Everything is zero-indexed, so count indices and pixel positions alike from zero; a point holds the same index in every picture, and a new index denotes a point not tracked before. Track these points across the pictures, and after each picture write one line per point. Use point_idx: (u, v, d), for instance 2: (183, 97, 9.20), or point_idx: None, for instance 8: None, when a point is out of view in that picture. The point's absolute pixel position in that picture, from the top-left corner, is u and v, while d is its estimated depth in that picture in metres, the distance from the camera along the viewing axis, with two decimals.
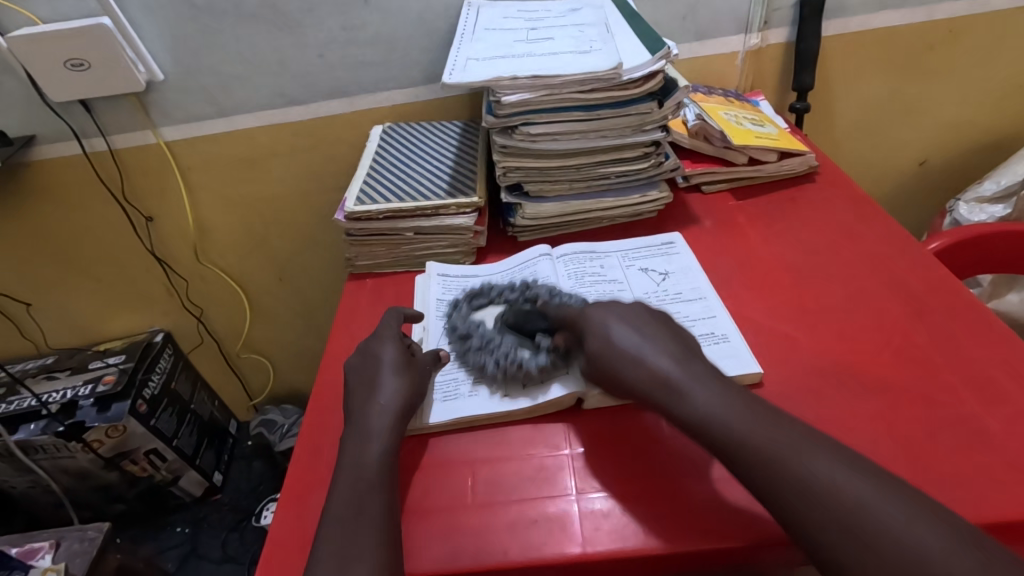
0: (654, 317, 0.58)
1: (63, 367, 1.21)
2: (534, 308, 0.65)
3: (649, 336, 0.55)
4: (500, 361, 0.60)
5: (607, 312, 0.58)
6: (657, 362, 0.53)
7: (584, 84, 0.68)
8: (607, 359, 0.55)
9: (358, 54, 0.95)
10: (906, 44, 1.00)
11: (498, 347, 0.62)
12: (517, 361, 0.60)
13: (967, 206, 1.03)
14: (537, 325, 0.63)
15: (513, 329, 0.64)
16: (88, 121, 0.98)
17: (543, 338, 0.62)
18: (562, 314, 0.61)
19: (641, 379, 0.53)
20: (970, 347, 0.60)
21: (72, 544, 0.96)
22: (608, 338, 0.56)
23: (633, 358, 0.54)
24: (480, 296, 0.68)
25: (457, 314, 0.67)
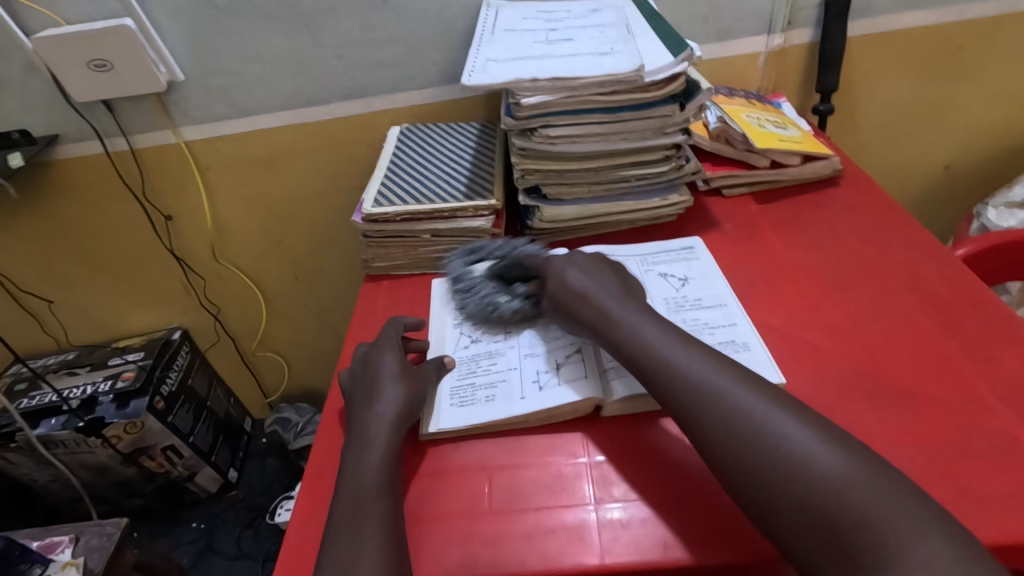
0: (598, 262, 0.64)
1: (84, 363, 1.22)
2: (515, 259, 0.70)
3: (601, 280, 0.61)
4: (480, 303, 0.68)
5: (567, 261, 0.64)
6: (603, 300, 0.59)
7: (605, 86, 0.67)
8: (562, 294, 0.61)
9: (376, 55, 0.95)
10: (934, 45, 0.98)
11: (481, 290, 0.69)
12: (494, 302, 0.67)
13: (995, 210, 1.01)
14: (517, 273, 0.69)
15: (497, 277, 0.70)
16: (110, 121, 0.99)
17: (519, 286, 0.68)
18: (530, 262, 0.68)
19: (585, 315, 0.59)
20: (1003, 358, 0.58)
21: (91, 539, 0.97)
22: (567, 282, 0.62)
23: (578, 295, 0.60)
24: (476, 252, 0.73)
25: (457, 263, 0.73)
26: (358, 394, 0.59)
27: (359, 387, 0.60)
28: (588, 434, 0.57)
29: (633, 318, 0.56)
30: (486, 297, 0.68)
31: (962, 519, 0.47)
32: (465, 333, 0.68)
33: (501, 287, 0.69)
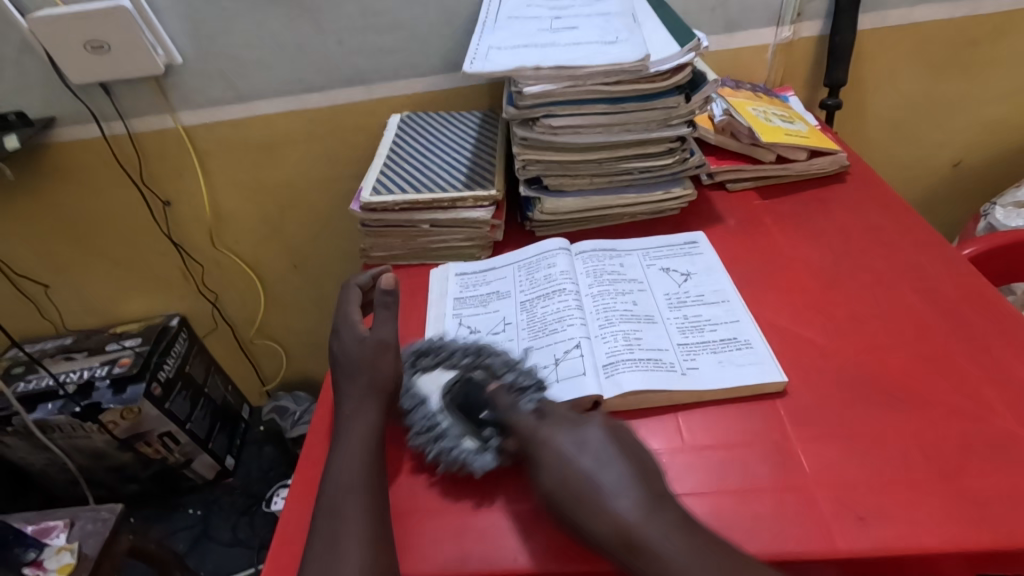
0: (608, 432, 0.49)
1: (81, 347, 1.22)
2: (479, 389, 0.56)
3: (614, 470, 0.46)
4: (445, 454, 0.53)
5: (567, 438, 0.49)
6: (615, 504, 0.45)
7: (609, 76, 0.66)
8: (568, 495, 0.46)
9: (377, 41, 0.93)
10: (945, 40, 0.96)
11: (438, 423, 0.55)
12: (461, 456, 0.52)
13: (1003, 210, 0.99)
14: (485, 414, 0.54)
15: (457, 412, 0.55)
16: (108, 104, 0.98)
17: (493, 435, 0.53)
18: (503, 407, 0.53)
19: (596, 531, 0.44)
20: (1007, 360, 0.57)
21: (85, 524, 0.97)
22: (573, 465, 0.47)
23: (596, 492, 0.45)
24: (428, 355, 0.61)
25: (405, 384, 0.59)
26: (348, 381, 0.58)
27: (350, 368, 0.58)
28: None
29: (646, 528, 0.43)
30: (449, 448, 0.53)
31: (961, 522, 0.46)
32: (465, 325, 0.67)
33: (469, 423, 0.55)
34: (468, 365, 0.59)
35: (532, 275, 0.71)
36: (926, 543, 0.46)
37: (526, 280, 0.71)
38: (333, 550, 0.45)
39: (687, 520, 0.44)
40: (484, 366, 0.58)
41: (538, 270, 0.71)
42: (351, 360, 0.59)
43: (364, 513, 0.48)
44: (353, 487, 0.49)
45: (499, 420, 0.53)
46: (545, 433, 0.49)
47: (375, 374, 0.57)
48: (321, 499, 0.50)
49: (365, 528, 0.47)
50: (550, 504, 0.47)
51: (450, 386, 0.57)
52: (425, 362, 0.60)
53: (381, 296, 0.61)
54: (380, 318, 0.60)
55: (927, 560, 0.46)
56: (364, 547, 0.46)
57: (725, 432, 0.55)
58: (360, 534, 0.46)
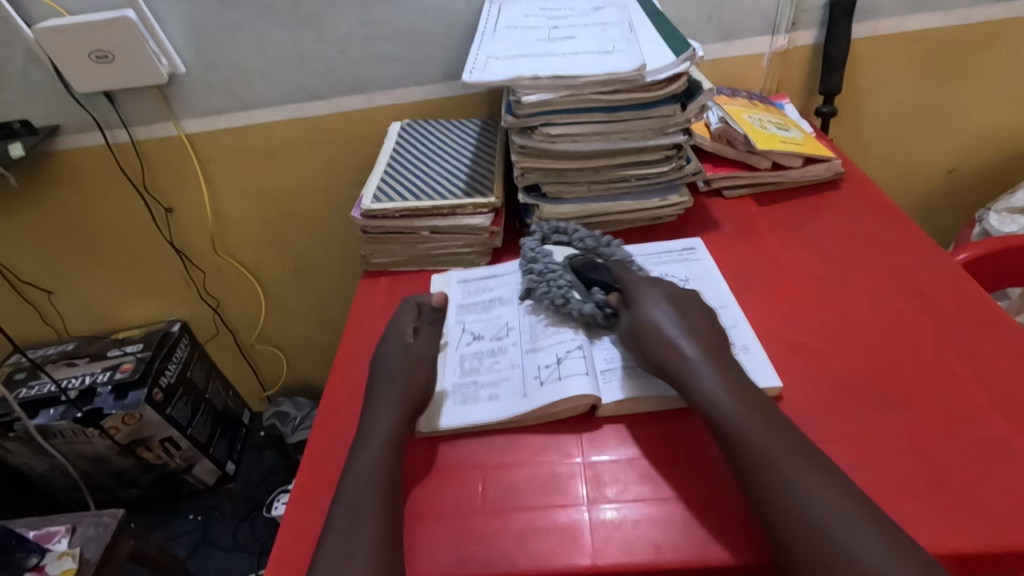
0: (700, 306, 0.60)
1: (83, 353, 1.22)
2: (600, 264, 0.67)
3: (693, 321, 0.58)
4: (551, 295, 0.65)
5: (656, 290, 0.60)
6: (802, 477, 0.45)
7: (606, 85, 0.67)
8: (674, 366, 0.54)
9: (378, 50, 0.95)
10: (937, 49, 0.97)
11: (556, 280, 0.66)
12: (566, 299, 0.64)
13: (997, 215, 1.00)
14: (597, 279, 0.65)
15: (576, 271, 0.67)
16: (112, 112, 0.99)
17: (599, 292, 0.64)
18: (618, 276, 0.64)
19: (665, 358, 0.55)
20: (999, 364, 0.58)
21: (87, 529, 0.97)
22: (652, 319, 0.57)
23: (666, 336, 0.56)
24: (560, 233, 0.72)
25: (532, 243, 0.72)
26: (385, 384, 0.59)
27: (388, 368, 0.60)
28: (585, 435, 0.57)
29: (798, 492, 0.45)
30: (559, 293, 0.65)
31: (953, 525, 0.47)
32: (466, 330, 0.68)
33: (583, 285, 0.66)
34: (590, 248, 0.70)
35: None
36: None
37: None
38: (338, 551, 0.46)
39: (836, 471, 0.47)
40: (604, 253, 0.69)
41: None
42: (388, 366, 0.60)
43: (376, 514, 0.48)
44: (366, 489, 0.50)
45: (612, 284, 0.64)
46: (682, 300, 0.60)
47: (407, 383, 0.58)
48: (336, 499, 0.50)
49: (378, 529, 0.48)
50: (659, 370, 0.55)
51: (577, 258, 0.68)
52: (558, 237, 0.72)
53: (431, 313, 0.67)
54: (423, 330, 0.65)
55: None
56: (375, 547, 0.46)
57: None
58: (367, 537, 0.47)
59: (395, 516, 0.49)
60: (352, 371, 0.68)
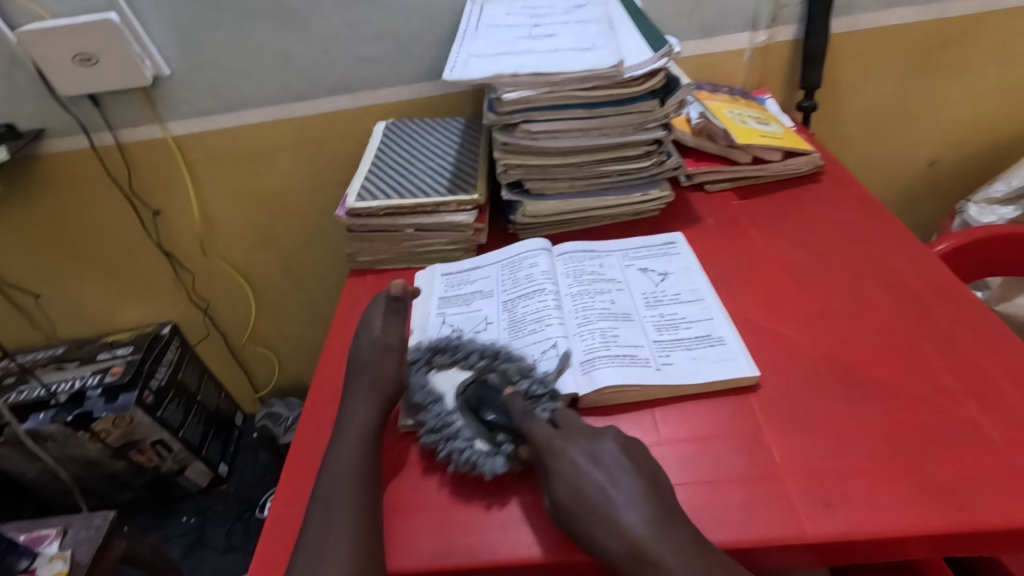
0: (628, 453, 0.51)
1: (73, 357, 1.22)
2: (494, 394, 0.57)
3: (624, 488, 0.49)
4: (454, 455, 0.54)
5: (576, 450, 0.51)
6: (624, 517, 0.47)
7: (586, 82, 0.68)
8: (580, 513, 0.48)
9: (362, 50, 0.95)
10: (915, 42, 0.99)
11: (444, 424, 0.56)
12: (472, 462, 0.53)
13: (977, 207, 1.01)
14: (500, 420, 0.55)
15: (472, 410, 0.57)
16: (97, 115, 0.99)
17: (507, 444, 0.53)
18: (521, 417, 0.54)
19: (614, 551, 0.46)
20: (971, 350, 0.59)
21: (78, 532, 0.97)
22: (578, 488, 0.48)
23: (601, 521, 0.47)
24: (445, 353, 0.62)
25: (416, 376, 0.61)
26: (353, 378, 0.60)
27: (358, 367, 0.60)
28: None
29: (654, 541, 0.46)
30: (460, 449, 0.54)
31: (925, 507, 0.48)
32: (446, 324, 0.69)
33: (481, 427, 0.56)
34: (483, 368, 0.60)
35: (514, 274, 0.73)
36: (894, 528, 0.47)
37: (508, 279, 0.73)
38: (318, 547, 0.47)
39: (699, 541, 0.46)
40: (498, 369, 0.59)
41: (520, 269, 0.73)
42: (362, 359, 0.61)
43: (354, 510, 0.49)
44: (351, 482, 0.51)
45: (518, 430, 0.54)
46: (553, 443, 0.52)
47: (380, 373, 0.59)
48: (315, 494, 0.51)
49: (359, 523, 0.48)
50: (558, 511, 0.49)
51: (464, 387, 0.59)
52: (442, 358, 0.62)
53: (392, 303, 0.65)
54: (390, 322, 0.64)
55: (895, 544, 0.47)
56: (353, 542, 0.47)
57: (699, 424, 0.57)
58: (347, 532, 0.48)
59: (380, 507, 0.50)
60: (336, 368, 0.68)
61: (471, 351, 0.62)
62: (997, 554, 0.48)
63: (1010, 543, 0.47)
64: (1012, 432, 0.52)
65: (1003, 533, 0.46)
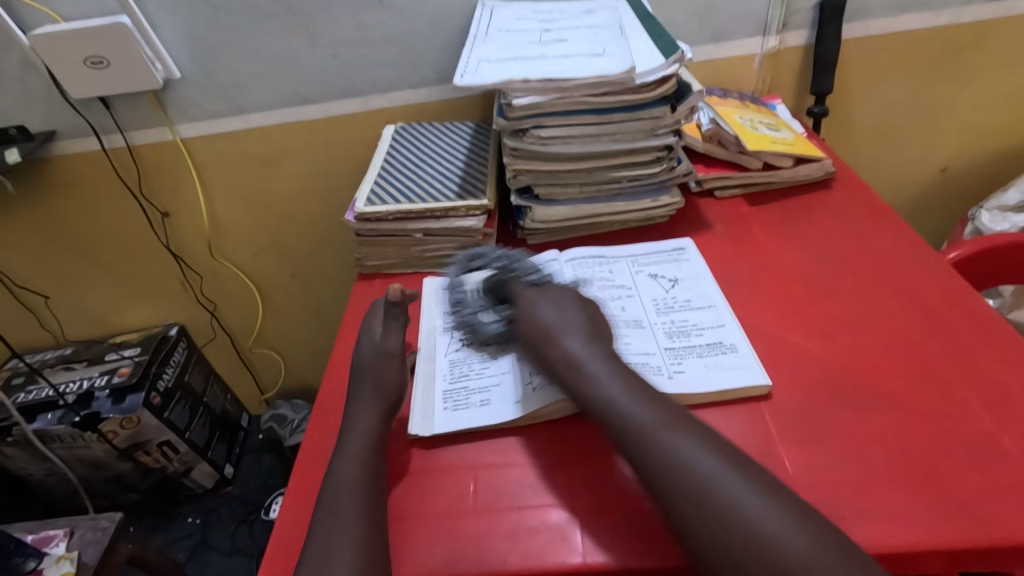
0: (579, 300, 0.62)
1: (81, 358, 1.23)
2: (507, 280, 0.68)
3: (572, 316, 0.59)
4: (463, 321, 0.69)
5: (542, 297, 0.62)
6: (566, 343, 0.57)
7: (597, 88, 0.67)
8: (535, 338, 0.59)
9: (371, 54, 0.95)
10: (927, 48, 0.98)
11: (466, 304, 0.70)
12: (475, 324, 0.68)
13: (989, 214, 1.01)
14: (500, 295, 0.68)
15: (489, 296, 0.69)
16: (107, 117, 0.99)
17: (499, 311, 0.67)
18: (514, 290, 0.65)
19: (551, 356, 0.57)
20: (987, 362, 0.58)
21: (85, 533, 0.97)
22: (536, 318, 0.60)
23: (545, 331, 0.58)
24: (476, 259, 0.74)
25: (454, 270, 0.74)
26: (361, 386, 0.60)
27: (360, 373, 0.62)
28: (577, 435, 0.57)
29: (606, 372, 0.54)
30: (467, 316, 0.69)
31: (940, 523, 0.47)
32: (463, 329, 0.69)
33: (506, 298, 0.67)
34: (504, 269, 0.71)
35: None
36: (908, 542, 0.46)
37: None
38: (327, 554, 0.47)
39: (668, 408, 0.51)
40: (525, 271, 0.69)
41: None
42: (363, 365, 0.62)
43: (362, 518, 0.49)
44: (358, 489, 0.51)
45: (508, 298, 0.66)
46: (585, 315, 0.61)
47: (381, 379, 0.60)
48: (324, 501, 0.51)
49: (367, 529, 0.48)
50: (522, 342, 0.61)
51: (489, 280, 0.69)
52: (473, 264, 0.74)
53: (390, 308, 0.67)
54: (387, 327, 0.66)
55: (910, 559, 0.47)
56: (362, 549, 0.47)
57: None
58: (356, 538, 0.47)
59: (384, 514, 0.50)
60: (344, 374, 0.68)
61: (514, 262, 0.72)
62: (1014, 570, 0.47)
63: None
64: None
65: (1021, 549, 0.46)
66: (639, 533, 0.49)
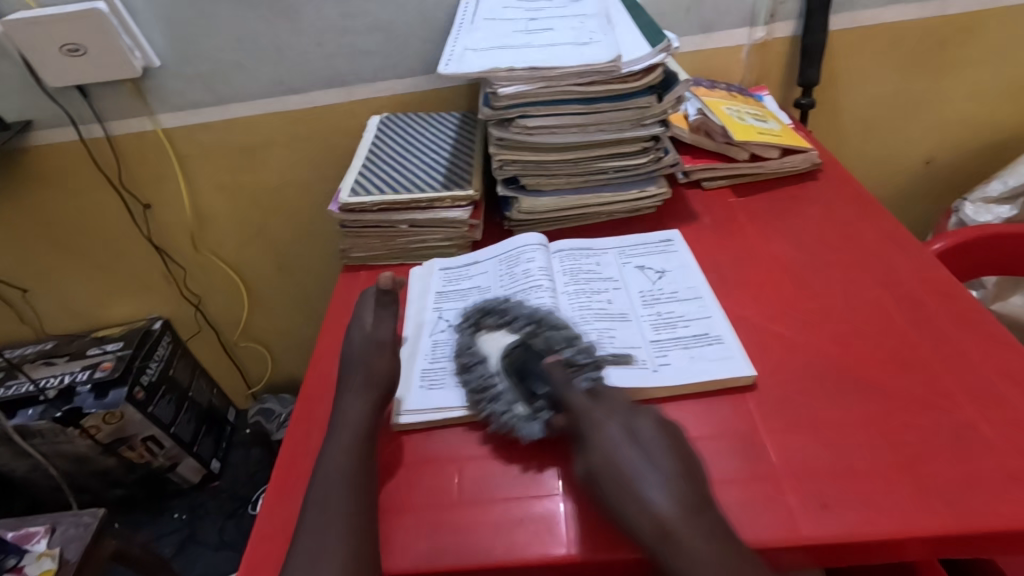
0: (660, 428, 0.50)
1: (62, 352, 1.21)
2: (535, 362, 0.57)
3: (645, 457, 0.47)
4: (495, 414, 0.56)
5: (612, 415, 0.51)
6: (648, 493, 0.45)
7: (583, 77, 0.67)
8: (609, 472, 0.47)
9: (356, 43, 0.94)
10: (913, 40, 0.98)
11: (492, 392, 0.57)
12: (509, 422, 0.55)
13: (973, 206, 1.01)
14: (535, 376, 0.56)
15: (514, 375, 0.57)
16: (85, 107, 0.97)
17: (545, 409, 0.54)
18: (558, 381, 0.54)
19: (631, 519, 0.45)
20: (968, 351, 0.59)
21: (67, 529, 0.96)
22: (613, 454, 0.48)
23: (626, 480, 0.46)
24: (493, 314, 0.63)
25: (462, 337, 0.63)
26: (348, 376, 0.59)
27: (349, 363, 0.60)
28: None
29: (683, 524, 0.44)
30: (501, 408, 0.56)
31: (920, 509, 0.48)
32: (444, 319, 0.69)
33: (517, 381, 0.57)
34: (526, 335, 0.60)
35: (511, 269, 0.72)
36: (891, 529, 0.47)
37: (505, 274, 0.71)
38: (310, 548, 0.46)
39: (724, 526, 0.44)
40: (544, 337, 0.59)
41: (518, 264, 0.72)
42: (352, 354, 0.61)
43: (345, 512, 0.48)
44: (342, 482, 0.50)
45: (556, 399, 0.54)
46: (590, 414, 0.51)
47: (370, 370, 0.58)
48: (307, 494, 0.50)
49: (351, 523, 0.48)
50: (589, 475, 0.48)
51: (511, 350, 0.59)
52: (490, 319, 0.63)
53: (381, 296, 0.65)
54: (379, 317, 0.63)
55: (893, 546, 0.47)
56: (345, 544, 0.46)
57: (696, 424, 0.56)
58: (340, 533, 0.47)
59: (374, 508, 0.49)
60: (328, 366, 0.68)
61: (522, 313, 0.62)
62: (994, 556, 0.48)
63: (1006, 544, 0.47)
64: (1009, 433, 0.52)
65: (999, 534, 0.46)
66: None
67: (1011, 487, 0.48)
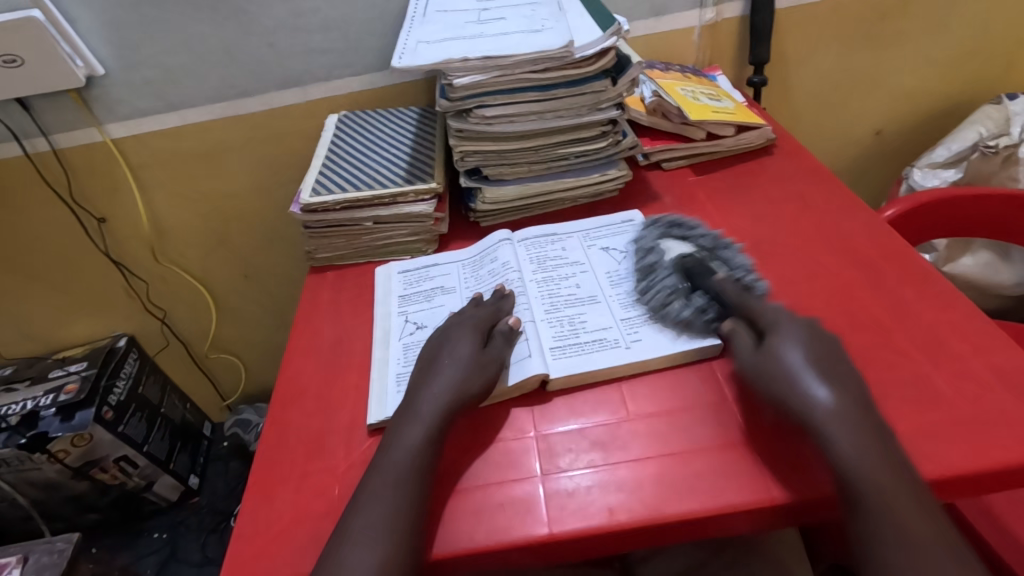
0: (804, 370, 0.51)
1: (23, 377, 1.17)
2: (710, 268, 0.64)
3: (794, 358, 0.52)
4: (662, 301, 0.62)
5: (787, 340, 0.54)
6: (813, 389, 0.50)
7: (537, 64, 0.67)
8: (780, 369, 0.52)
9: (307, 42, 0.92)
10: (856, 15, 1.01)
11: (660, 279, 0.64)
12: (666, 302, 0.62)
13: (921, 171, 1.05)
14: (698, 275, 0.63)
15: (684, 273, 0.64)
16: (28, 120, 0.94)
17: (701, 298, 0.61)
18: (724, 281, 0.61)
19: None
20: (920, 310, 0.61)
21: (41, 557, 0.93)
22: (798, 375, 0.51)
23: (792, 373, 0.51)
24: (678, 228, 0.70)
25: (650, 234, 0.71)
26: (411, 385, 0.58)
27: (427, 364, 0.59)
28: (537, 410, 0.58)
29: None
30: (664, 295, 0.62)
31: None
32: (409, 321, 0.69)
33: (685, 286, 0.63)
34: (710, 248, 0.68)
35: (477, 271, 0.73)
36: None
37: (471, 276, 0.73)
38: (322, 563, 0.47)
39: None
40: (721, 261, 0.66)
41: (483, 266, 0.73)
42: (423, 365, 0.60)
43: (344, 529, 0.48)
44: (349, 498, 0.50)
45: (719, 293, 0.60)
46: (777, 319, 0.56)
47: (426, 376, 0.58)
48: None
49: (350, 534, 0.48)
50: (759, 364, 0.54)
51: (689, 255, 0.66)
52: (676, 230, 0.70)
53: (469, 306, 0.65)
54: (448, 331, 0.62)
55: None
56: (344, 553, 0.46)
57: (667, 398, 0.57)
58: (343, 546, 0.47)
59: (365, 508, 0.49)
60: (298, 370, 0.67)
61: (740, 264, 0.66)
62: (954, 501, 0.50)
63: (964, 491, 0.49)
64: (960, 384, 0.54)
65: (954, 480, 0.48)
66: (683, 490, 0.50)
67: (965, 435, 0.51)
